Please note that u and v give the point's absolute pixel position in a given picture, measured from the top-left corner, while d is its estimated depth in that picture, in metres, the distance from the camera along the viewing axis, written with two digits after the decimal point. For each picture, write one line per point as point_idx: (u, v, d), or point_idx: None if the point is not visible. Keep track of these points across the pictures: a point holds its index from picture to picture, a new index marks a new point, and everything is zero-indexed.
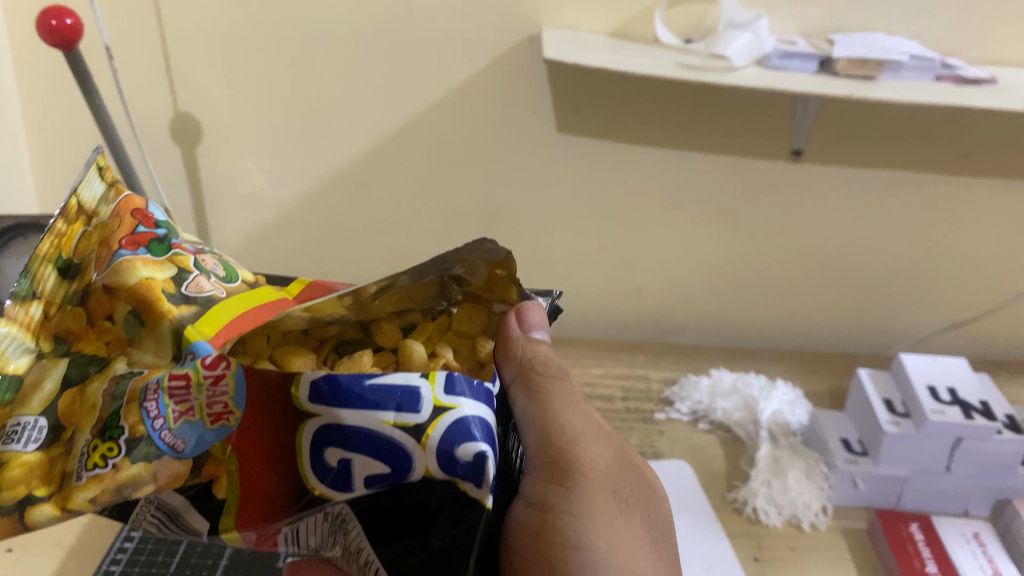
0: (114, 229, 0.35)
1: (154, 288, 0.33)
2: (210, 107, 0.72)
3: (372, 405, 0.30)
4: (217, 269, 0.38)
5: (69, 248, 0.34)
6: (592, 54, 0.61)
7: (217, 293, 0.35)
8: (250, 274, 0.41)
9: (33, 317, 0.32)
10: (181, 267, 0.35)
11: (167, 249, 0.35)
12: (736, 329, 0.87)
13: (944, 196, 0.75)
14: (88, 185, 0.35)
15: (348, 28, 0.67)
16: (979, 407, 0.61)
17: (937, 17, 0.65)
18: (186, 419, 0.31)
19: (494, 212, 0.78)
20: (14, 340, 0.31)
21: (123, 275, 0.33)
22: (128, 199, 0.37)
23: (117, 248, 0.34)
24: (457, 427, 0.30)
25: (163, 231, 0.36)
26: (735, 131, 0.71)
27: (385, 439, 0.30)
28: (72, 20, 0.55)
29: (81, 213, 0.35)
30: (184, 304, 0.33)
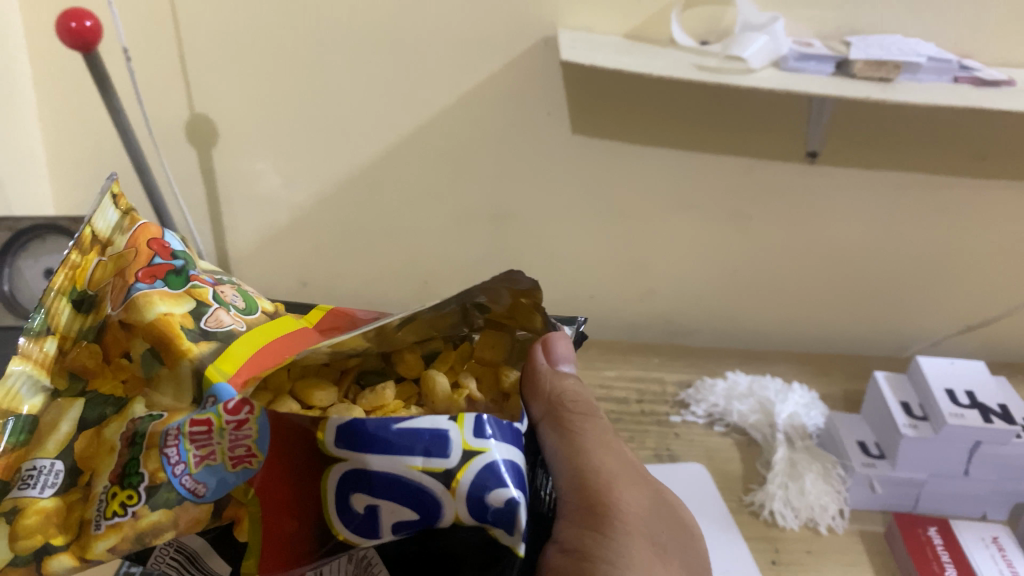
0: (129, 259, 0.35)
1: (172, 324, 0.34)
2: (225, 109, 0.72)
3: (398, 451, 0.31)
4: (236, 299, 0.39)
5: (85, 279, 0.34)
6: (608, 57, 0.61)
7: (236, 327, 0.37)
8: (268, 302, 0.43)
9: (48, 352, 0.32)
10: (199, 300, 0.36)
11: (183, 282, 0.36)
12: (749, 331, 0.87)
13: (961, 199, 0.74)
14: (103, 215, 0.36)
15: (364, 30, 0.67)
16: (998, 411, 0.61)
17: (954, 18, 0.65)
18: (207, 463, 0.32)
19: (508, 214, 0.78)
20: (27, 377, 0.30)
21: (144, 311, 0.33)
22: (144, 226, 0.37)
23: (134, 281, 0.34)
24: (487, 470, 0.30)
25: (180, 261, 0.37)
26: (751, 134, 0.71)
27: (412, 484, 0.31)
28: (91, 22, 0.56)
29: (96, 242, 0.35)
30: (201, 343, 0.34)
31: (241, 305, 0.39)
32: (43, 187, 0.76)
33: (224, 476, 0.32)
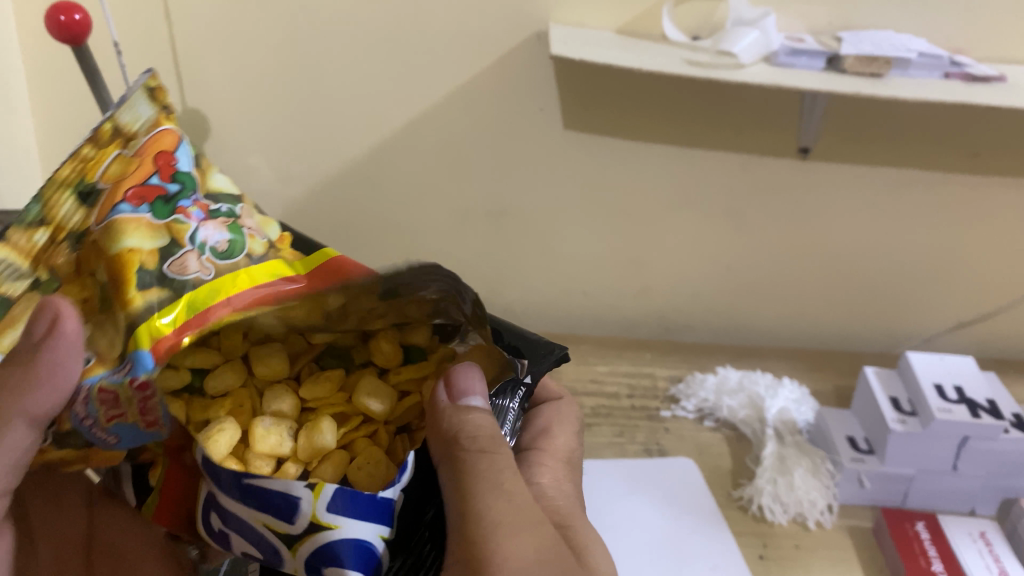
0: (132, 172, 0.38)
1: (131, 264, 0.36)
2: (218, 104, 0.72)
3: (256, 505, 0.35)
4: (220, 240, 0.40)
5: (95, 172, 0.38)
6: (599, 51, 0.61)
7: (200, 275, 0.38)
8: (262, 241, 0.43)
9: (37, 242, 0.37)
10: (172, 240, 0.38)
11: (169, 209, 0.39)
12: (742, 328, 0.87)
13: (953, 195, 0.74)
14: (132, 112, 0.39)
15: (356, 24, 0.67)
16: (986, 406, 0.61)
17: (947, 15, 0.65)
18: (119, 421, 0.37)
19: (500, 210, 0.78)
20: (10, 264, 0.36)
21: (110, 237, 0.36)
22: (160, 133, 0.40)
23: (121, 200, 0.37)
24: (332, 547, 0.34)
25: (176, 186, 0.40)
26: (742, 130, 0.71)
27: (263, 533, 0.35)
28: (80, 15, 0.56)
29: (116, 136, 0.39)
30: (146, 290, 0.37)
31: (220, 248, 0.40)
32: (36, 180, 0.76)
33: (131, 437, 0.38)
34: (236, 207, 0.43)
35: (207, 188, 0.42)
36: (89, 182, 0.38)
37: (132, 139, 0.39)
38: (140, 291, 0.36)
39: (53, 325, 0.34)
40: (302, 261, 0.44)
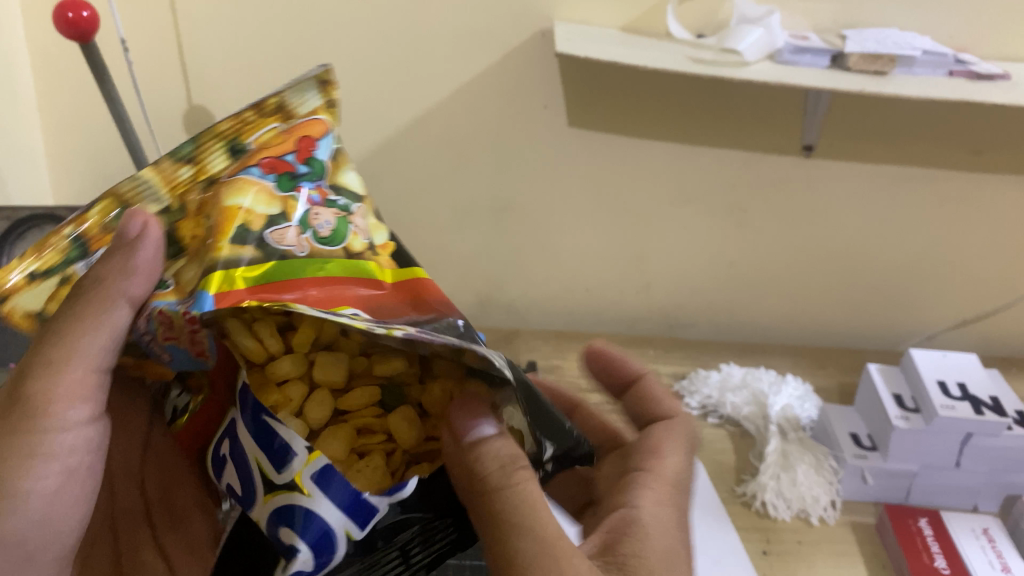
0: (275, 144, 0.41)
1: (234, 217, 0.37)
2: (224, 100, 0.72)
3: (257, 441, 0.35)
4: (325, 226, 0.39)
5: (249, 135, 0.42)
6: (604, 48, 0.62)
7: (295, 249, 0.38)
8: (366, 242, 0.41)
9: (180, 176, 0.40)
10: (282, 212, 0.39)
11: (291, 186, 0.40)
12: (744, 325, 0.87)
13: (957, 192, 0.74)
14: (300, 95, 0.43)
15: (362, 21, 0.67)
16: (989, 403, 0.61)
17: (951, 13, 0.65)
18: (172, 343, 0.37)
19: (504, 207, 0.79)
20: (152, 185, 0.40)
21: (232, 192, 0.38)
22: (314, 121, 0.43)
23: (254, 165, 0.40)
24: (294, 510, 0.34)
25: (307, 169, 0.41)
26: (746, 127, 0.71)
27: (252, 472, 0.35)
28: (88, 12, 0.56)
29: (279, 111, 0.42)
30: (240, 244, 0.37)
31: (322, 233, 0.39)
32: (41, 176, 0.77)
33: (182, 359, 0.38)
34: (355, 205, 0.42)
35: (333, 179, 0.42)
36: (242, 143, 0.42)
37: (291, 118, 0.43)
38: (235, 242, 0.37)
39: (144, 228, 0.38)
40: (395, 270, 0.40)
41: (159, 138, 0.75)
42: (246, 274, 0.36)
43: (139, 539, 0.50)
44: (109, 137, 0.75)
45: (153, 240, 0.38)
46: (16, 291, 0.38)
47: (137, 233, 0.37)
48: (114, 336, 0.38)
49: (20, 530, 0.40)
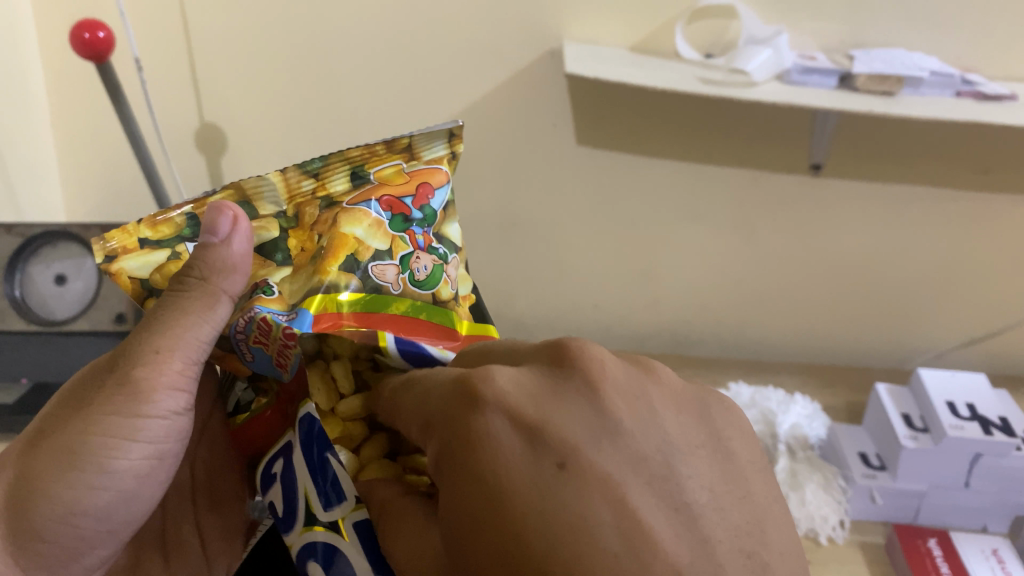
0: (397, 184, 0.47)
1: (341, 248, 0.44)
2: (236, 116, 0.73)
3: (313, 475, 0.41)
4: (422, 271, 0.46)
5: (374, 165, 0.47)
6: (615, 68, 0.62)
7: (391, 286, 0.45)
8: (451, 291, 0.48)
9: (303, 189, 0.46)
10: (388, 249, 0.45)
11: (403, 227, 0.47)
12: (751, 343, 0.87)
13: (966, 211, 0.74)
14: (428, 142, 0.48)
15: (375, 42, 0.68)
16: (998, 423, 0.61)
17: (958, 33, 0.65)
18: (260, 346, 0.41)
19: (513, 223, 0.79)
20: (273, 188, 0.45)
21: (348, 220, 0.45)
22: (434, 169, 0.49)
23: (376, 200, 0.46)
24: (325, 549, 0.39)
25: (420, 214, 0.47)
26: (755, 146, 0.71)
27: (299, 498, 0.41)
28: (104, 33, 0.57)
29: (407, 151, 0.48)
30: (347, 272, 0.43)
31: (418, 277, 0.46)
32: (54, 191, 0.78)
33: (263, 362, 0.43)
34: (451, 255, 0.49)
35: (440, 228, 0.50)
36: (365, 171, 0.47)
37: (416, 159, 0.48)
38: (343, 270, 0.43)
39: (235, 224, 0.42)
40: (469, 322, 0.49)
41: (171, 153, 0.76)
42: (346, 298, 0.43)
43: (182, 514, 0.53)
44: (119, 152, 0.76)
45: (243, 235, 0.42)
46: (124, 254, 0.43)
47: (228, 230, 0.41)
48: (213, 329, 0.42)
49: (106, 505, 0.43)
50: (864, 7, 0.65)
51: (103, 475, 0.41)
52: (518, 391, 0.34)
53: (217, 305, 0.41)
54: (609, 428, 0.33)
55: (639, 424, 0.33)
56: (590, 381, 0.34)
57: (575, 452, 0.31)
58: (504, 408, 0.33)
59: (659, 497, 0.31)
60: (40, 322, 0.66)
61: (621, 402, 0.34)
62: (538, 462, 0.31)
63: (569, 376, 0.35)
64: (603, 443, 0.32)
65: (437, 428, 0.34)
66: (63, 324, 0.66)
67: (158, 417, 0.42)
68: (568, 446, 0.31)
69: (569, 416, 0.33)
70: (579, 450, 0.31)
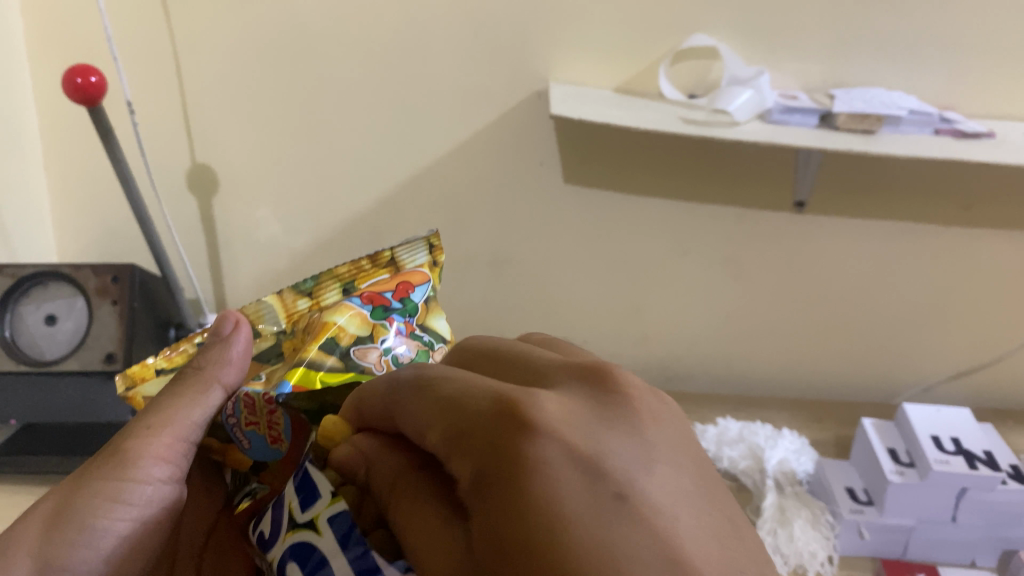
0: (381, 284, 0.52)
1: (322, 330, 0.48)
2: (227, 158, 0.74)
3: (296, 481, 0.39)
4: (406, 354, 0.48)
5: (360, 280, 0.54)
6: (598, 109, 0.63)
7: (373, 365, 0.47)
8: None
9: (299, 308, 0.53)
10: (369, 334, 0.49)
11: (383, 315, 0.50)
12: (741, 377, 0.87)
13: (948, 246, 0.75)
14: (408, 252, 0.54)
15: (364, 86, 0.70)
16: (983, 458, 0.61)
17: (936, 74, 0.67)
18: (252, 426, 0.45)
19: (501, 261, 0.80)
20: (272, 309, 0.52)
21: (334, 312, 0.49)
22: (415, 271, 0.53)
23: (356, 297, 0.51)
24: (305, 544, 0.36)
25: (398, 305, 0.51)
26: (738, 183, 0.72)
27: (283, 512, 0.39)
28: (96, 78, 0.58)
29: (390, 263, 0.54)
30: (325, 352, 0.46)
31: (403, 359, 0.48)
32: (46, 233, 0.78)
33: (259, 447, 0.45)
34: (436, 344, 0.51)
35: (424, 322, 0.52)
36: (355, 287, 0.54)
37: (400, 269, 0.54)
38: (322, 350, 0.46)
39: (236, 326, 0.50)
40: None
41: (163, 194, 0.77)
42: (326, 376, 0.45)
43: None
44: (111, 193, 0.77)
45: (241, 338, 0.49)
46: (142, 381, 0.51)
47: (229, 331, 0.50)
48: (205, 412, 0.46)
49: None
50: (844, 47, 0.66)
51: (92, 535, 0.40)
52: (562, 416, 0.30)
53: (209, 389, 0.47)
54: (656, 458, 0.29)
55: (677, 452, 0.30)
56: (630, 407, 0.31)
57: (633, 482, 0.27)
58: (555, 437, 0.28)
59: (712, 529, 0.27)
60: (30, 362, 0.66)
61: (660, 430, 0.30)
62: (592, 490, 0.27)
63: (610, 403, 0.31)
64: (656, 471, 0.28)
65: (475, 447, 0.29)
66: (54, 364, 0.66)
67: (150, 486, 0.43)
68: (625, 476, 0.27)
69: (620, 441, 0.29)
70: (634, 481, 0.27)
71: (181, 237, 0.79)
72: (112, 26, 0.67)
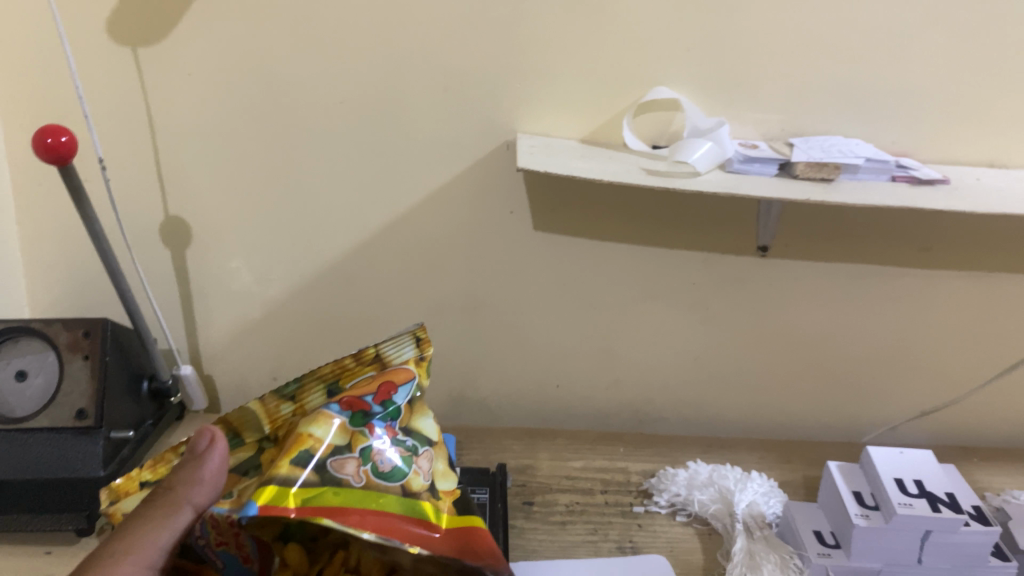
0: (363, 385, 0.51)
1: (299, 440, 0.46)
2: (201, 211, 0.75)
3: None
4: (385, 463, 0.47)
5: (347, 379, 0.53)
6: (564, 162, 0.65)
7: (351, 478, 0.45)
8: (424, 483, 0.49)
9: (282, 413, 0.52)
10: (347, 443, 0.47)
11: (363, 421, 0.49)
12: (713, 420, 0.88)
13: (908, 288, 0.77)
14: (395, 347, 0.54)
15: (336, 140, 0.71)
16: (945, 500, 0.62)
17: (889, 122, 0.69)
18: (222, 546, 0.44)
19: (475, 310, 0.81)
20: (256, 415, 0.51)
21: (312, 422, 0.47)
22: (401, 369, 0.52)
23: (337, 404, 0.49)
24: None
25: (380, 409, 0.50)
26: (705, 230, 0.74)
27: None
28: (67, 137, 0.58)
29: (377, 360, 0.53)
30: (299, 466, 0.44)
31: (382, 468, 0.47)
32: (19, 286, 0.78)
33: (232, 565, 0.45)
34: (422, 447, 0.51)
35: (409, 424, 0.52)
36: (340, 387, 0.53)
37: (387, 366, 0.53)
38: (294, 463, 0.45)
39: (212, 442, 0.47)
40: (453, 516, 0.48)
41: (136, 247, 0.77)
42: (299, 492, 0.43)
43: None
44: (84, 245, 0.77)
45: (218, 454, 0.47)
46: (124, 495, 0.51)
47: (205, 446, 0.47)
48: (172, 536, 0.43)
49: None
50: (802, 97, 0.68)
51: None
52: None
53: (178, 510, 0.44)
54: None
55: None
56: None
57: None
58: None
59: None
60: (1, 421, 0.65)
61: None
62: None
63: None
64: None
65: None
66: (25, 422, 0.65)
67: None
68: None
69: None
70: None
71: (155, 289, 0.80)
72: (86, 82, 0.68)
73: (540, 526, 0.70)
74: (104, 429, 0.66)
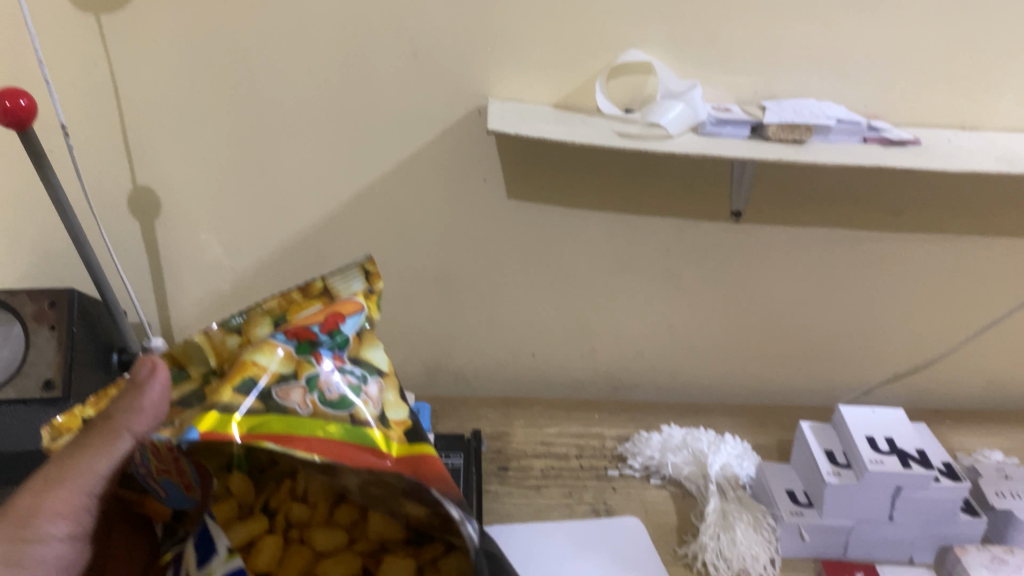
0: (310, 316, 0.50)
1: (242, 368, 0.46)
2: (169, 181, 0.74)
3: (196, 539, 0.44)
4: (332, 391, 0.46)
5: (294, 312, 0.52)
6: (534, 126, 0.64)
7: (298, 407, 0.44)
8: (373, 411, 0.46)
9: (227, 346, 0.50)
10: (293, 372, 0.46)
11: (310, 351, 0.48)
12: (688, 386, 0.89)
13: (878, 251, 0.77)
14: (344, 280, 0.53)
15: (303, 107, 0.70)
16: (916, 456, 0.63)
17: (861, 86, 0.69)
18: (165, 475, 0.43)
19: (447, 278, 0.80)
20: (200, 348, 0.50)
21: (257, 350, 0.47)
22: (349, 300, 0.51)
23: (282, 335, 0.49)
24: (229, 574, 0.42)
25: (327, 337, 0.49)
26: (676, 194, 0.74)
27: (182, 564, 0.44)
28: (25, 101, 0.57)
29: (324, 292, 0.53)
30: (242, 394, 0.44)
31: (329, 397, 0.45)
32: None
33: (174, 495, 0.44)
34: (371, 378, 0.49)
35: (359, 356, 0.51)
36: (287, 318, 0.52)
37: (335, 298, 0.52)
38: (237, 390, 0.44)
39: (152, 370, 0.47)
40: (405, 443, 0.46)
41: (103, 219, 0.76)
42: (242, 419, 0.42)
43: None
44: (49, 217, 0.76)
45: (158, 381, 0.47)
46: (67, 431, 0.49)
47: (145, 375, 0.47)
48: (109, 464, 0.45)
49: None
50: (773, 61, 0.68)
51: None
52: None
53: (115, 440, 0.45)
54: None
55: None
56: None
57: None
58: None
59: None
60: None
61: None
62: None
63: None
64: None
65: None
66: None
67: (45, 541, 0.43)
68: None
69: None
70: None
71: (123, 261, 0.79)
72: (46, 50, 0.67)
73: (515, 490, 0.70)
74: (72, 400, 0.65)
